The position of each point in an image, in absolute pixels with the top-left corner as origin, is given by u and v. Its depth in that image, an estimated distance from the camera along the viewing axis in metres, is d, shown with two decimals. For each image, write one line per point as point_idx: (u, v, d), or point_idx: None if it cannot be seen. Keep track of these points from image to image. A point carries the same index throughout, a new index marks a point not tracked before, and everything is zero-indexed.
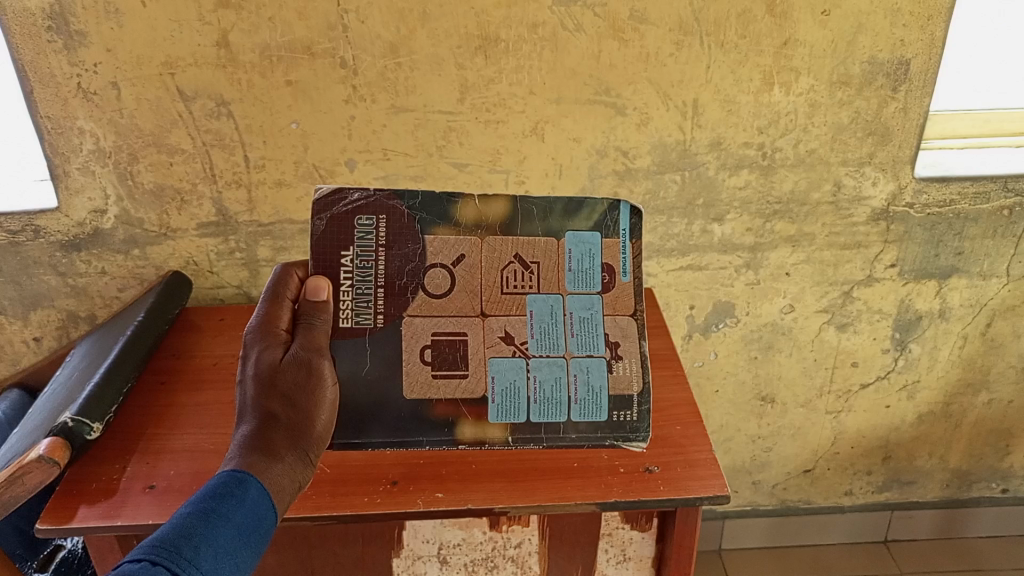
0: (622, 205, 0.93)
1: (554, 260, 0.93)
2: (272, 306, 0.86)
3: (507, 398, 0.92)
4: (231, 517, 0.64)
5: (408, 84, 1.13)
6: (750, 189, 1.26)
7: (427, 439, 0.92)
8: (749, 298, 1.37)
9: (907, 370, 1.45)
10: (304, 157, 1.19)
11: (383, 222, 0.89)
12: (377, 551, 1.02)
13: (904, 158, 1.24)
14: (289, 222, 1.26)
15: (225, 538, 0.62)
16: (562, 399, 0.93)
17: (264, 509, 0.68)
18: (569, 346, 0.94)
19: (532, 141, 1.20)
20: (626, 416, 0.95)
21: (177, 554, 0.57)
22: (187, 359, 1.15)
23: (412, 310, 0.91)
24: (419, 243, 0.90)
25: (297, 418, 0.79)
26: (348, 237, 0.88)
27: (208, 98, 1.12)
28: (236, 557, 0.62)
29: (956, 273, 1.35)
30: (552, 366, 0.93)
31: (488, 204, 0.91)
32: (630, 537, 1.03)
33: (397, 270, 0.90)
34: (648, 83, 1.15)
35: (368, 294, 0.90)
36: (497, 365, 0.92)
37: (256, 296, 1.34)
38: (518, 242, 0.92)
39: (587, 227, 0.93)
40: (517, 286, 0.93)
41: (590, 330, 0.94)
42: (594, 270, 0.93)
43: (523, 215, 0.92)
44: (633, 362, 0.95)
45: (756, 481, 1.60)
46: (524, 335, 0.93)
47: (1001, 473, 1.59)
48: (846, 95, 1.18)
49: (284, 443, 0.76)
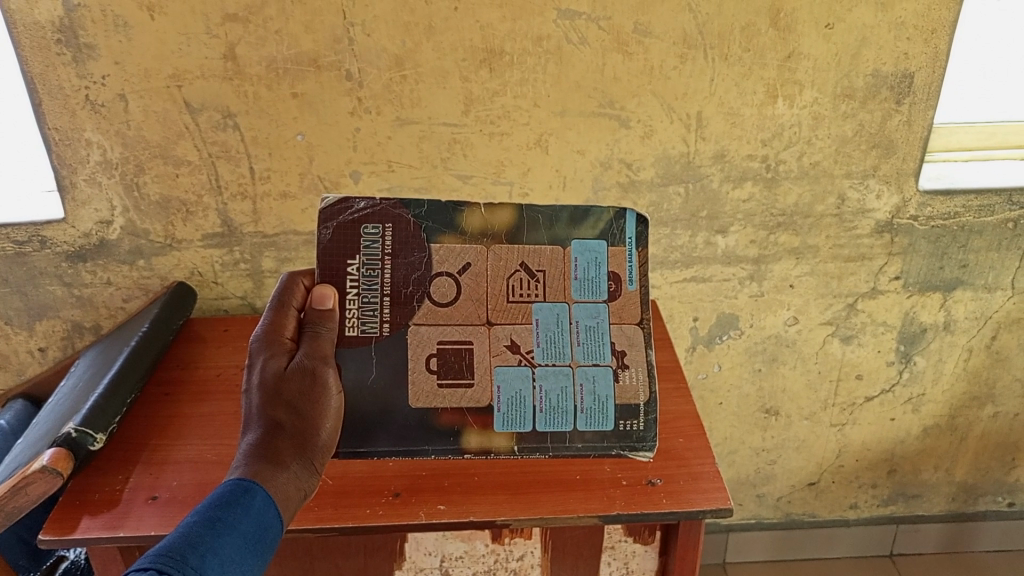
0: (628, 214, 0.95)
1: (559, 269, 0.95)
2: (278, 316, 0.87)
3: (513, 406, 0.94)
4: (237, 526, 0.64)
5: (413, 97, 1.14)
6: (754, 202, 1.26)
7: (433, 447, 0.93)
8: (753, 310, 1.37)
9: (912, 383, 1.45)
10: (309, 169, 1.20)
11: (388, 230, 0.91)
12: (380, 564, 1.02)
13: (908, 170, 1.24)
14: (294, 234, 1.26)
15: (231, 547, 0.62)
16: (568, 407, 0.95)
17: (270, 519, 0.69)
18: (575, 355, 0.95)
19: (536, 153, 1.20)
20: (633, 425, 0.96)
21: (183, 562, 0.58)
22: (192, 370, 1.15)
23: (418, 318, 0.93)
24: (425, 252, 0.92)
25: (302, 426, 0.80)
26: (354, 246, 0.90)
27: (214, 110, 1.13)
28: (242, 565, 0.62)
29: (960, 285, 1.35)
30: (557, 375, 0.95)
31: (494, 213, 0.94)
32: (633, 550, 1.03)
33: (402, 280, 0.92)
34: (652, 95, 1.15)
35: (374, 303, 0.92)
36: (503, 373, 0.94)
37: (260, 306, 1.34)
38: (524, 252, 0.94)
39: (592, 236, 0.95)
40: (523, 294, 0.95)
41: (595, 338, 0.96)
42: (599, 279, 0.96)
43: (529, 223, 0.94)
44: (638, 372, 0.96)
45: (760, 494, 1.59)
46: (530, 344, 0.95)
47: (1007, 486, 1.58)
48: (850, 108, 1.18)
49: (288, 452, 0.76)
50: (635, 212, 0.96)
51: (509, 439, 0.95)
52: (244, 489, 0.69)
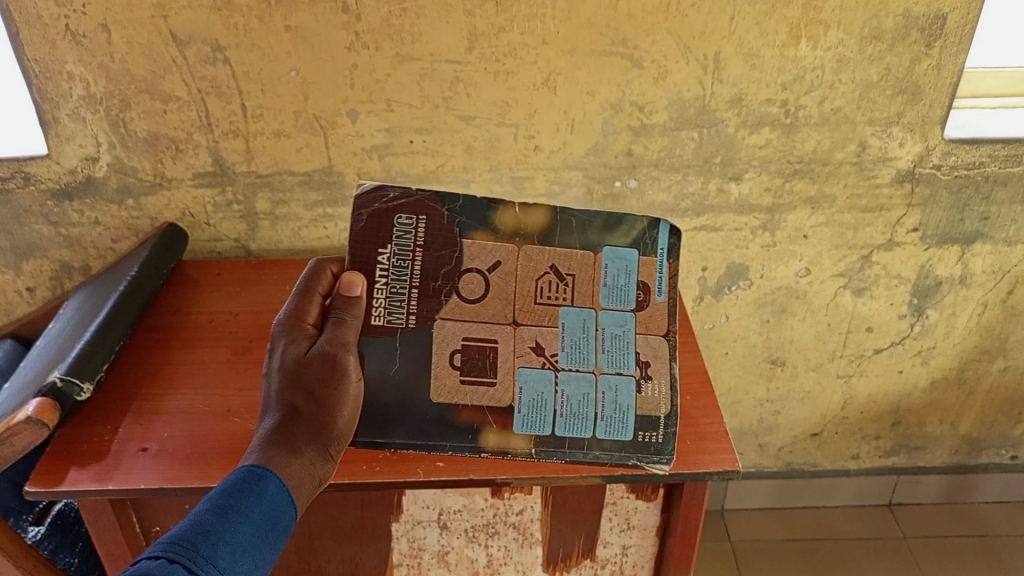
0: (662, 224, 0.90)
1: (589, 274, 0.89)
2: (307, 297, 0.85)
3: (534, 409, 0.88)
4: (249, 515, 0.63)
5: (414, 32, 1.07)
6: (770, 148, 1.20)
7: (450, 444, 0.87)
8: (763, 260, 1.32)
9: (923, 336, 1.42)
10: (304, 107, 1.14)
11: (423, 220, 0.86)
12: (377, 516, 1.00)
13: (935, 118, 1.18)
14: (289, 174, 1.21)
15: (242, 535, 0.61)
16: (589, 414, 0.89)
17: (283, 505, 0.68)
18: (599, 362, 0.90)
19: (543, 94, 1.14)
20: (652, 437, 0.89)
21: (194, 552, 0.56)
22: (183, 316, 1.12)
23: (445, 312, 0.88)
24: (456, 248, 0.87)
25: (320, 411, 0.78)
26: (386, 235, 0.85)
27: (204, 43, 1.06)
28: (253, 554, 0.61)
29: (980, 238, 1.30)
30: (580, 381, 0.89)
31: (529, 213, 0.88)
32: (635, 506, 1.01)
33: (433, 272, 0.87)
34: (668, 34, 1.09)
35: (402, 294, 0.86)
36: (526, 375, 0.88)
37: (255, 249, 1.29)
38: (555, 254, 0.89)
39: (624, 244, 0.90)
40: (551, 297, 0.89)
41: (621, 347, 0.90)
42: (629, 287, 0.90)
43: (562, 226, 0.89)
44: (662, 384, 0.90)
45: (762, 444, 1.58)
46: (554, 347, 0.89)
47: (1012, 440, 1.57)
48: (877, 51, 1.11)
49: (304, 438, 0.75)
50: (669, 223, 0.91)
51: (526, 441, 0.88)
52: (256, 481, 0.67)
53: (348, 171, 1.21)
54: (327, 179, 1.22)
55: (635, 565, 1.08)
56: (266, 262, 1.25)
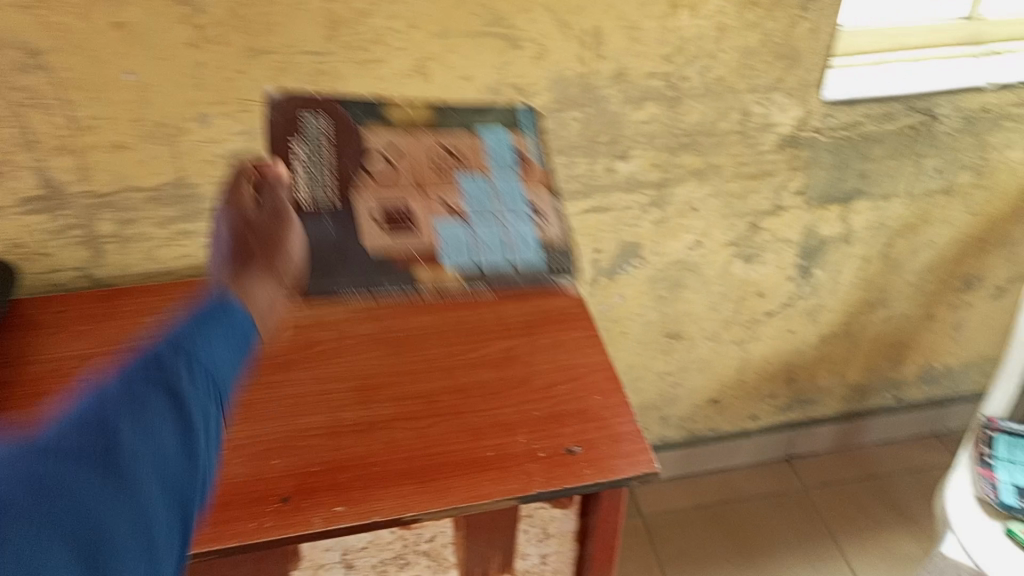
0: (522, 109, 1.06)
1: (476, 157, 1.00)
2: (232, 243, 0.81)
3: (452, 242, 0.99)
4: (221, 320, 0.57)
5: (265, 21, 0.96)
6: (656, 123, 1.16)
7: (388, 281, 0.98)
8: (655, 237, 1.29)
9: (811, 295, 1.44)
10: (145, 114, 0.99)
11: (334, 184, 0.96)
12: (273, 567, 0.90)
13: (813, 81, 1.17)
14: (135, 190, 1.05)
15: (218, 343, 0.55)
16: (501, 248, 1.00)
17: (252, 330, 0.60)
18: (497, 183, 1.01)
19: (416, 81, 1.04)
20: (552, 263, 1.02)
21: (168, 361, 0.51)
22: (19, 368, 0.96)
23: (365, 182, 0.97)
24: (361, 143, 0.96)
25: (266, 243, 0.80)
26: (295, 133, 0.91)
27: (14, 48, 0.90)
28: (231, 365, 0.55)
29: (859, 196, 1.32)
30: (488, 220, 0.99)
31: (416, 110, 1.02)
32: (552, 515, 0.96)
33: (348, 168, 0.96)
34: (544, 10, 1.02)
35: (322, 174, 0.95)
36: (442, 229, 0.98)
37: (102, 276, 1.13)
38: (443, 135, 1.01)
39: (497, 126, 1.04)
40: (447, 172, 1.00)
41: (519, 196, 1.01)
42: (508, 155, 1.02)
43: (444, 115, 1.03)
44: (556, 222, 1.02)
45: (665, 416, 1.58)
46: (462, 200, 1.00)
47: (894, 381, 1.64)
48: (755, 16, 1.08)
49: (258, 261, 0.78)
50: (531, 110, 1.07)
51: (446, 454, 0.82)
52: (177, 347, 0.52)
53: (203, 181, 1.07)
54: (179, 193, 1.07)
55: (555, 572, 1.04)
56: (115, 291, 1.10)
